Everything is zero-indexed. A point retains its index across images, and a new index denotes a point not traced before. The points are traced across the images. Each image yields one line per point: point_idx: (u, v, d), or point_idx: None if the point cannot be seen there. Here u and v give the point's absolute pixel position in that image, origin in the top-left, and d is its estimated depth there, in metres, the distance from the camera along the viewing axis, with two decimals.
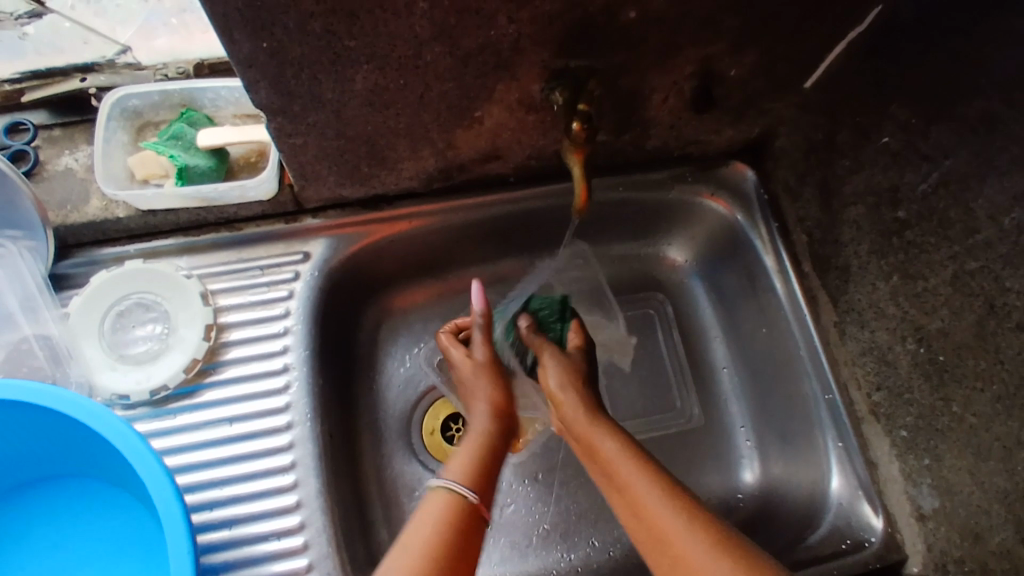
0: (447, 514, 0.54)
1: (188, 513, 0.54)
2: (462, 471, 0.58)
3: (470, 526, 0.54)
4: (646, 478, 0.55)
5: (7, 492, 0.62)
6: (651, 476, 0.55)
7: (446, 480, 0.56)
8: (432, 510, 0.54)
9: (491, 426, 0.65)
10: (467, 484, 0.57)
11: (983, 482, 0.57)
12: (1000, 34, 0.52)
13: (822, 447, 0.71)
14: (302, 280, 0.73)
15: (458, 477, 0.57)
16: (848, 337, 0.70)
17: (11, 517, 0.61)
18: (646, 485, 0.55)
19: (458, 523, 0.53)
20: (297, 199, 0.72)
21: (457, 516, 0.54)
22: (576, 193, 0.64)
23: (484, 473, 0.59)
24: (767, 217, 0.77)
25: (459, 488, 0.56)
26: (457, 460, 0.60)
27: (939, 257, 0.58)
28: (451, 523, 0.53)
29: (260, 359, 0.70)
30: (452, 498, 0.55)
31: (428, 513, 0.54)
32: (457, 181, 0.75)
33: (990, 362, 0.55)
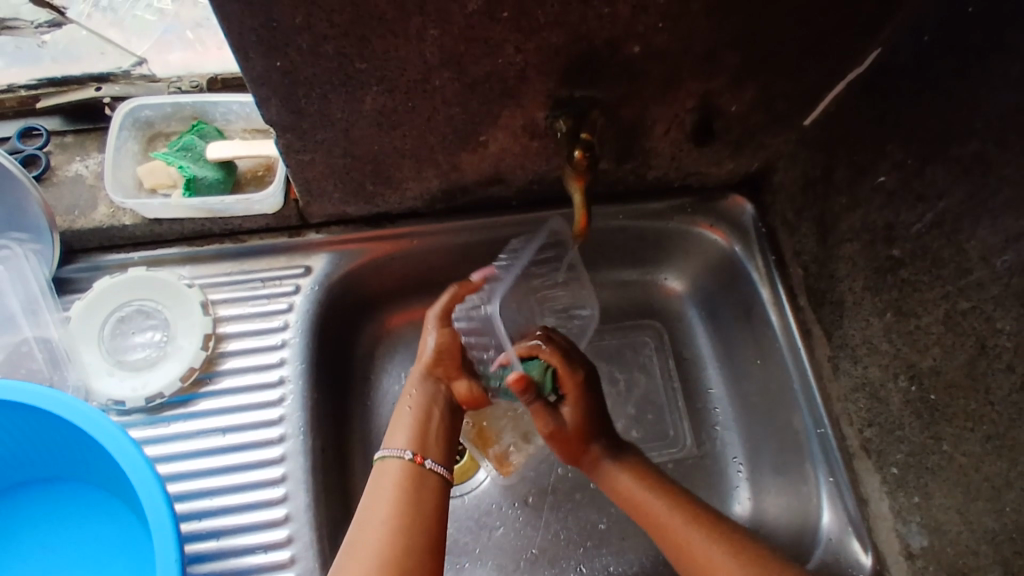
0: (394, 483, 0.59)
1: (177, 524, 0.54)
2: (398, 436, 0.63)
3: (420, 483, 0.60)
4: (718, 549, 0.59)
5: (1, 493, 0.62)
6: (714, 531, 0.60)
7: (390, 449, 0.62)
8: (384, 478, 0.60)
9: (424, 390, 0.67)
10: (407, 448, 0.62)
11: (971, 522, 0.56)
12: (986, 80, 0.53)
13: (813, 480, 0.71)
14: (302, 293, 0.73)
15: (398, 443, 0.62)
16: (841, 371, 0.70)
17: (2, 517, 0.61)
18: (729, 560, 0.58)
19: (406, 487, 0.59)
20: (302, 214, 0.73)
21: (407, 480, 0.60)
22: (575, 219, 0.65)
23: (421, 440, 0.63)
24: (764, 249, 0.78)
25: (399, 453, 0.61)
26: (399, 425, 0.64)
27: (932, 296, 0.58)
28: (400, 489, 0.59)
29: (255, 370, 0.70)
30: (397, 464, 0.61)
31: (380, 486, 0.59)
32: (459, 202, 0.76)
33: (980, 404, 0.54)
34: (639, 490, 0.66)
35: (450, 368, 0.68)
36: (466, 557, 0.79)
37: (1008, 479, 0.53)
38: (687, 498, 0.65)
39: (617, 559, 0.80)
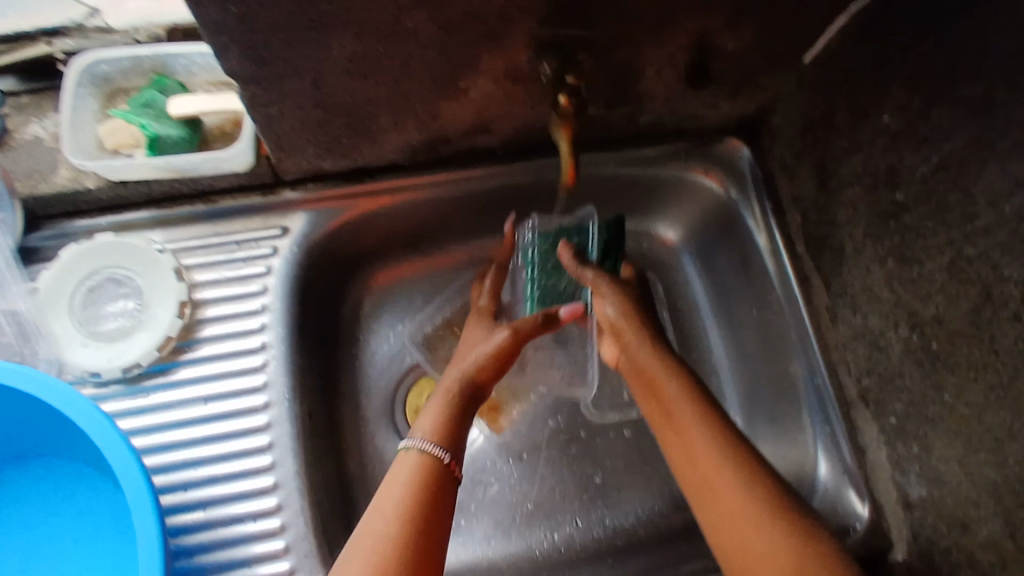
0: (415, 475, 0.57)
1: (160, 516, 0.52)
2: (430, 430, 0.60)
3: (441, 485, 0.57)
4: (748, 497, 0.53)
5: None
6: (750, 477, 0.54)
7: (416, 440, 0.59)
8: (402, 470, 0.57)
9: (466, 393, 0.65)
10: (442, 447, 0.59)
11: (972, 473, 0.55)
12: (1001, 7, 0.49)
13: (809, 431, 0.71)
14: (280, 255, 0.70)
15: (428, 437, 0.60)
16: (840, 321, 0.68)
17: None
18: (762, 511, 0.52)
19: (429, 483, 0.56)
20: (276, 171, 0.69)
21: (427, 478, 0.57)
22: (564, 167, 0.61)
23: (452, 435, 0.61)
24: (762, 197, 0.74)
25: (427, 447, 0.59)
26: (430, 419, 0.62)
27: (936, 242, 0.55)
28: (419, 482, 0.56)
29: (236, 337, 0.68)
30: (422, 458, 0.58)
31: (394, 480, 0.57)
32: (442, 154, 0.72)
33: (984, 353, 0.52)
34: (687, 408, 0.60)
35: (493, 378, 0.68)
36: (462, 514, 0.79)
37: (1011, 430, 0.51)
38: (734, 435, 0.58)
39: (612, 511, 0.81)
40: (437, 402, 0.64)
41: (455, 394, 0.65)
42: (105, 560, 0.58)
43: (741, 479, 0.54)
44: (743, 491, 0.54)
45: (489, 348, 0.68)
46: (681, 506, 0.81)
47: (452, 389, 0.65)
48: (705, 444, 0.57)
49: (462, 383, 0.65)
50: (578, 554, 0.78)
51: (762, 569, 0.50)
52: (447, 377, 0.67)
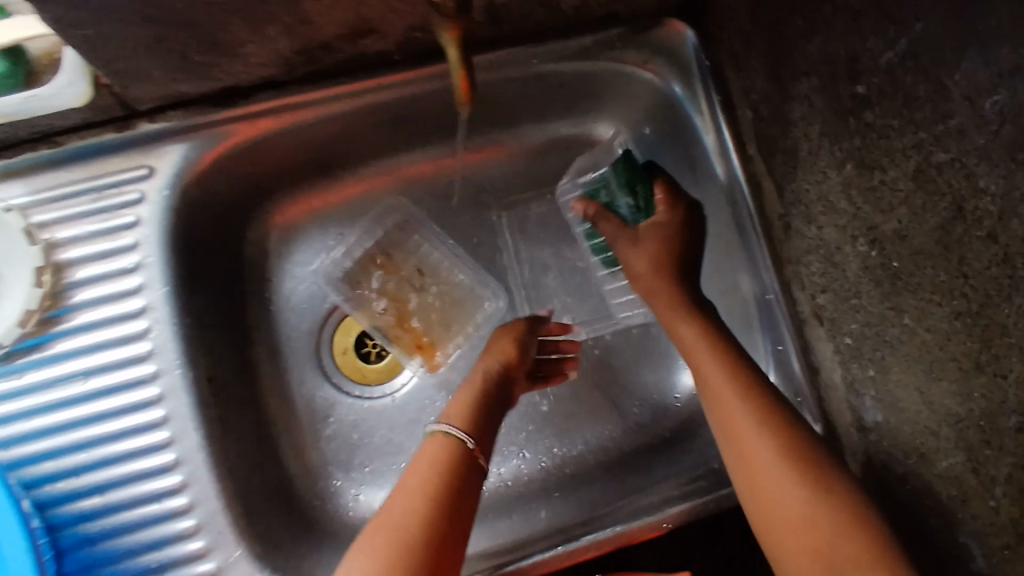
0: (440, 456, 0.55)
1: (23, 522, 0.54)
2: (454, 415, 0.59)
3: (467, 469, 0.55)
4: (755, 433, 0.54)
5: None
6: (766, 425, 0.54)
7: (440, 425, 0.58)
8: (427, 453, 0.56)
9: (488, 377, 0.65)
10: (470, 433, 0.58)
11: (932, 403, 0.50)
12: None
13: (762, 346, 0.68)
14: (150, 202, 0.61)
15: (455, 422, 0.58)
16: (794, 232, 0.60)
17: None
18: (773, 454, 0.53)
19: (453, 463, 0.55)
20: (125, 102, 0.57)
21: (453, 457, 0.55)
22: (456, 80, 0.49)
23: (478, 421, 0.60)
24: (708, 87, 0.65)
25: (453, 431, 0.57)
26: (455, 407, 0.61)
27: (901, 145, 0.46)
28: (444, 462, 0.55)
29: (112, 301, 0.60)
30: (449, 440, 0.57)
31: (420, 459, 0.56)
32: (325, 65, 0.60)
33: (951, 275, 0.45)
34: (707, 353, 0.60)
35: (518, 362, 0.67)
36: (402, 457, 0.73)
37: (978, 361, 0.45)
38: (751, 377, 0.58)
39: (559, 440, 0.76)
40: (466, 390, 0.63)
41: (482, 381, 0.64)
42: None
43: (759, 424, 0.55)
44: (765, 446, 0.53)
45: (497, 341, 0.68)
46: (634, 429, 0.77)
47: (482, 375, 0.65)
48: (722, 381, 0.58)
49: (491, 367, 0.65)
50: (525, 488, 0.74)
51: (778, 509, 0.51)
52: (477, 364, 0.66)
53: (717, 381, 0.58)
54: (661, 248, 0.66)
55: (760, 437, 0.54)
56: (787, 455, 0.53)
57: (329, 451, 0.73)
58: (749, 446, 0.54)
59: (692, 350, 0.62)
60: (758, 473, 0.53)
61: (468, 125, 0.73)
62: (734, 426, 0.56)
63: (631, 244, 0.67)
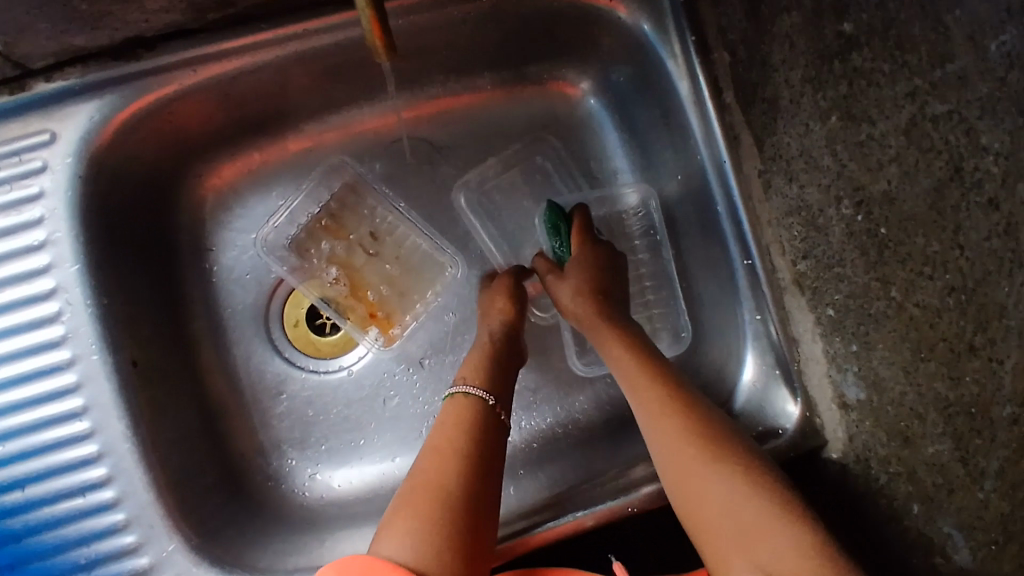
0: (461, 417, 0.54)
1: None
2: (471, 374, 0.58)
3: (487, 426, 0.54)
4: (680, 439, 0.50)
5: None
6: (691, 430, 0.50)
7: (460, 386, 0.57)
8: (444, 417, 0.54)
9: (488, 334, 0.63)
10: (489, 391, 0.56)
11: (920, 385, 0.45)
12: None
13: (740, 317, 0.62)
14: (56, 169, 0.54)
15: (472, 381, 0.57)
16: (774, 191, 0.54)
17: None
18: (699, 457, 0.49)
19: (472, 424, 0.53)
20: (14, 61, 0.51)
21: (472, 416, 0.54)
22: (367, 25, 0.42)
23: (495, 380, 0.58)
24: (682, 27, 0.58)
25: (471, 391, 0.56)
26: (467, 365, 0.60)
27: (892, 94, 0.40)
28: (466, 422, 0.53)
29: (21, 281, 0.54)
30: (462, 401, 0.55)
31: (443, 421, 0.54)
32: (240, 8, 0.53)
33: (944, 245, 0.39)
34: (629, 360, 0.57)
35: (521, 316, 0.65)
36: (360, 434, 0.69)
37: (971, 342, 0.39)
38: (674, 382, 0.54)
39: (528, 413, 0.71)
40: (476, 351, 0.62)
41: (494, 339, 0.62)
42: None
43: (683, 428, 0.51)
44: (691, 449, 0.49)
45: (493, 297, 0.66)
46: (607, 400, 0.71)
47: (493, 328, 0.63)
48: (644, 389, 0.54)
49: (500, 327, 0.63)
50: None
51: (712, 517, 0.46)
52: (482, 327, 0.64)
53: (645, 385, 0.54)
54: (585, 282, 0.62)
55: (686, 433, 0.50)
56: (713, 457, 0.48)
57: (281, 430, 0.69)
58: (674, 444, 0.50)
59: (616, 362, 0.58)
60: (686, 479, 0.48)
61: (417, 74, 0.67)
62: (660, 428, 0.52)
63: (559, 280, 0.63)
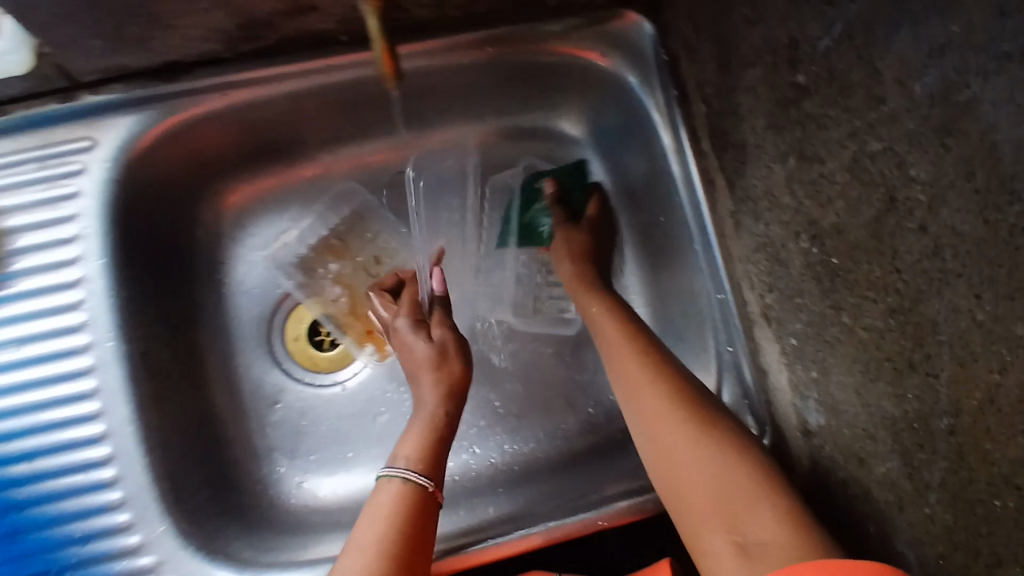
0: (396, 506, 0.52)
1: None
2: (414, 457, 0.56)
3: (426, 512, 0.53)
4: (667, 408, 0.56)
5: None
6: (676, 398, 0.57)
7: (397, 471, 0.55)
8: (383, 505, 0.53)
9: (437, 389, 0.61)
10: (425, 473, 0.55)
11: (869, 405, 0.48)
12: None
13: (710, 348, 0.67)
14: (89, 172, 0.60)
15: (414, 466, 0.55)
16: (743, 230, 0.59)
17: None
18: (681, 424, 0.55)
19: (412, 518, 0.52)
20: (66, 72, 0.57)
21: (408, 506, 0.53)
22: (378, 53, 0.48)
23: (435, 461, 0.57)
24: (665, 82, 0.63)
25: (410, 476, 0.54)
26: (411, 443, 0.58)
27: (839, 135, 0.45)
28: (400, 512, 0.52)
29: (48, 269, 0.59)
30: (405, 487, 0.54)
31: (376, 510, 0.53)
32: (270, 42, 0.59)
33: (885, 270, 0.43)
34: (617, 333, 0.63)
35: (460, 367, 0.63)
36: (349, 447, 0.72)
37: (909, 360, 0.43)
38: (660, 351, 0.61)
39: (510, 437, 0.74)
40: (416, 426, 0.59)
41: (440, 407, 0.60)
42: None
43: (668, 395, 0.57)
44: (675, 416, 0.56)
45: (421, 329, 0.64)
46: (587, 426, 0.75)
47: (438, 406, 0.60)
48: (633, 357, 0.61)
49: (447, 399, 0.60)
50: (472, 484, 0.72)
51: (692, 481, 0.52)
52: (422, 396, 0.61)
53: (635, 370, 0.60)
54: (583, 249, 0.72)
55: (672, 406, 0.56)
56: (695, 423, 0.55)
57: (273, 437, 0.72)
58: (663, 423, 0.56)
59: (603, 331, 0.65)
60: (670, 444, 0.55)
61: (424, 115, 0.73)
62: (648, 406, 0.58)
63: (569, 228, 0.73)
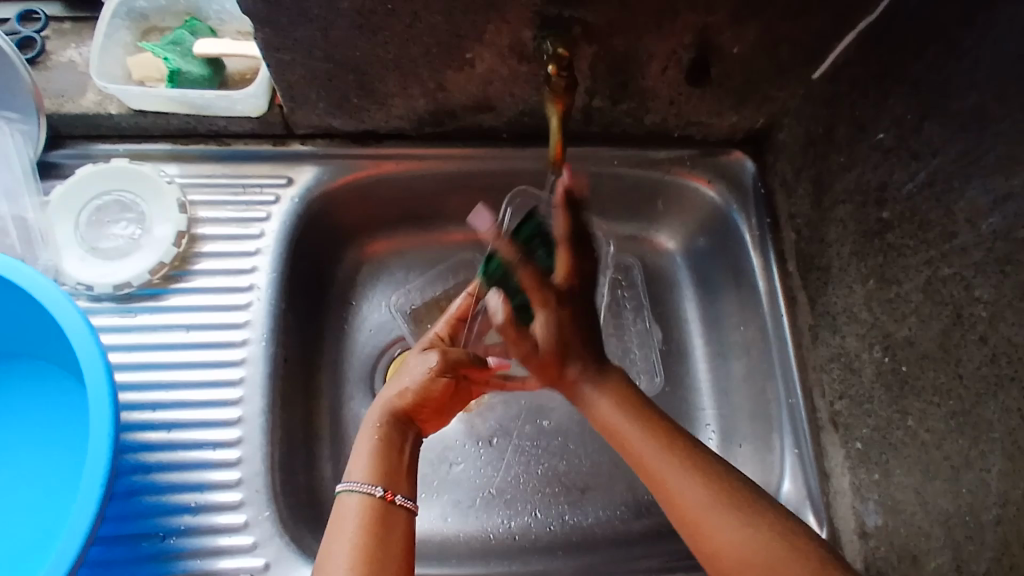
0: (357, 522, 0.52)
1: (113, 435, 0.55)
2: (365, 469, 0.56)
3: (388, 524, 0.53)
4: (695, 481, 0.53)
5: None
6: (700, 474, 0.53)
7: (351, 486, 0.54)
8: (345, 521, 0.52)
9: (391, 421, 0.60)
10: (376, 483, 0.54)
11: (926, 503, 0.54)
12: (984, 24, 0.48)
13: (778, 449, 0.69)
14: (281, 203, 0.73)
15: (361, 477, 0.55)
16: (820, 341, 0.67)
17: None
18: (701, 492, 0.52)
19: (374, 532, 0.52)
20: (287, 122, 0.72)
21: (368, 522, 0.52)
22: (552, 143, 0.62)
23: (389, 471, 0.56)
24: (760, 211, 0.75)
25: (362, 489, 0.54)
26: (361, 455, 0.57)
27: (916, 261, 0.54)
28: (363, 529, 0.52)
29: (227, 274, 0.71)
30: (362, 501, 0.53)
31: (338, 529, 0.52)
32: (448, 128, 0.74)
33: (950, 377, 0.51)
34: (630, 425, 0.59)
35: (425, 411, 0.63)
36: (425, 489, 0.79)
37: (967, 458, 0.50)
38: (684, 442, 0.56)
39: (573, 509, 0.79)
40: (366, 438, 0.58)
41: (383, 426, 0.59)
42: (45, 423, 0.62)
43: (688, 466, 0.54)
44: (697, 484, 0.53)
45: (417, 363, 0.64)
46: (645, 512, 0.80)
47: (381, 419, 0.60)
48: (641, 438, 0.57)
49: (390, 416, 0.60)
50: (530, 544, 0.77)
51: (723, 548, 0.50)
52: (373, 409, 0.61)
53: (632, 433, 0.58)
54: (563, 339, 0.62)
55: (699, 477, 0.53)
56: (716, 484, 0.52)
57: None
58: (684, 493, 0.53)
59: (608, 423, 0.60)
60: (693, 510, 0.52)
61: None
62: (669, 485, 0.54)
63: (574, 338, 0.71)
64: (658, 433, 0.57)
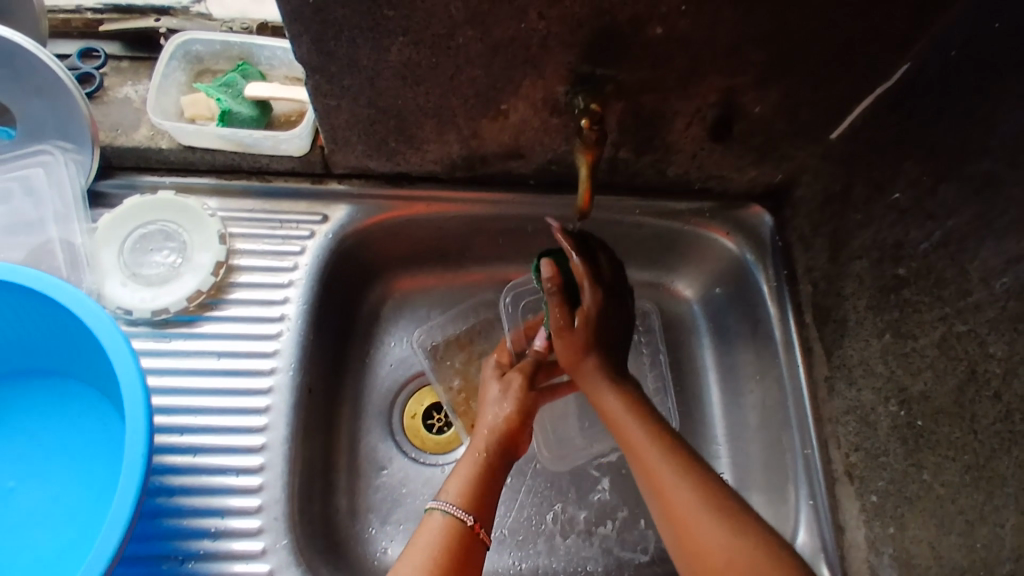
0: (442, 542, 0.55)
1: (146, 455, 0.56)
2: (458, 493, 0.59)
3: (468, 552, 0.56)
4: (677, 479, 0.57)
5: (25, 374, 0.67)
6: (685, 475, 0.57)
7: (442, 504, 0.58)
8: (429, 538, 0.55)
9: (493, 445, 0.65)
10: (467, 510, 0.58)
11: (942, 557, 0.55)
12: (996, 97, 0.51)
13: (793, 500, 0.69)
14: (316, 239, 0.76)
15: (453, 499, 0.58)
16: (836, 393, 0.68)
17: (19, 395, 0.67)
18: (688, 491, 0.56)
19: (455, 554, 0.55)
20: (326, 162, 0.76)
21: (452, 544, 0.55)
22: (580, 192, 0.65)
23: (479, 499, 0.60)
24: (777, 264, 0.77)
25: (453, 510, 0.57)
26: (457, 481, 0.61)
27: (931, 317, 0.56)
28: (445, 550, 0.55)
29: (259, 304, 0.73)
30: (449, 523, 0.57)
31: (422, 543, 0.55)
32: (478, 173, 0.77)
33: (964, 432, 0.52)
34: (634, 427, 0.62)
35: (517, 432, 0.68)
36: None
37: (983, 513, 0.50)
38: (672, 440, 0.61)
39: (584, 553, 0.79)
40: (468, 462, 0.63)
41: (483, 452, 0.64)
42: (83, 440, 0.65)
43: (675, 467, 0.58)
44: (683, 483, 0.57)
45: (497, 394, 0.70)
46: (656, 560, 0.79)
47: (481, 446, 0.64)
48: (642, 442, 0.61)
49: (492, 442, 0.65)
50: None
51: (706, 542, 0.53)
52: (477, 435, 0.66)
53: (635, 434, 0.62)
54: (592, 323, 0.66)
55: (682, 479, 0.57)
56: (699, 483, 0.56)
57: (373, 500, 0.78)
58: (672, 492, 0.57)
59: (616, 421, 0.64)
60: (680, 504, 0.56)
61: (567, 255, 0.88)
62: (661, 483, 0.58)
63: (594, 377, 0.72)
64: (652, 435, 0.61)
